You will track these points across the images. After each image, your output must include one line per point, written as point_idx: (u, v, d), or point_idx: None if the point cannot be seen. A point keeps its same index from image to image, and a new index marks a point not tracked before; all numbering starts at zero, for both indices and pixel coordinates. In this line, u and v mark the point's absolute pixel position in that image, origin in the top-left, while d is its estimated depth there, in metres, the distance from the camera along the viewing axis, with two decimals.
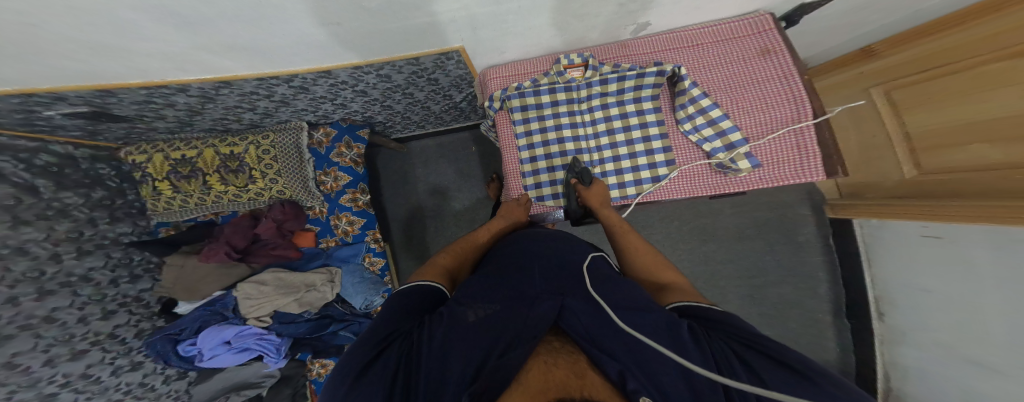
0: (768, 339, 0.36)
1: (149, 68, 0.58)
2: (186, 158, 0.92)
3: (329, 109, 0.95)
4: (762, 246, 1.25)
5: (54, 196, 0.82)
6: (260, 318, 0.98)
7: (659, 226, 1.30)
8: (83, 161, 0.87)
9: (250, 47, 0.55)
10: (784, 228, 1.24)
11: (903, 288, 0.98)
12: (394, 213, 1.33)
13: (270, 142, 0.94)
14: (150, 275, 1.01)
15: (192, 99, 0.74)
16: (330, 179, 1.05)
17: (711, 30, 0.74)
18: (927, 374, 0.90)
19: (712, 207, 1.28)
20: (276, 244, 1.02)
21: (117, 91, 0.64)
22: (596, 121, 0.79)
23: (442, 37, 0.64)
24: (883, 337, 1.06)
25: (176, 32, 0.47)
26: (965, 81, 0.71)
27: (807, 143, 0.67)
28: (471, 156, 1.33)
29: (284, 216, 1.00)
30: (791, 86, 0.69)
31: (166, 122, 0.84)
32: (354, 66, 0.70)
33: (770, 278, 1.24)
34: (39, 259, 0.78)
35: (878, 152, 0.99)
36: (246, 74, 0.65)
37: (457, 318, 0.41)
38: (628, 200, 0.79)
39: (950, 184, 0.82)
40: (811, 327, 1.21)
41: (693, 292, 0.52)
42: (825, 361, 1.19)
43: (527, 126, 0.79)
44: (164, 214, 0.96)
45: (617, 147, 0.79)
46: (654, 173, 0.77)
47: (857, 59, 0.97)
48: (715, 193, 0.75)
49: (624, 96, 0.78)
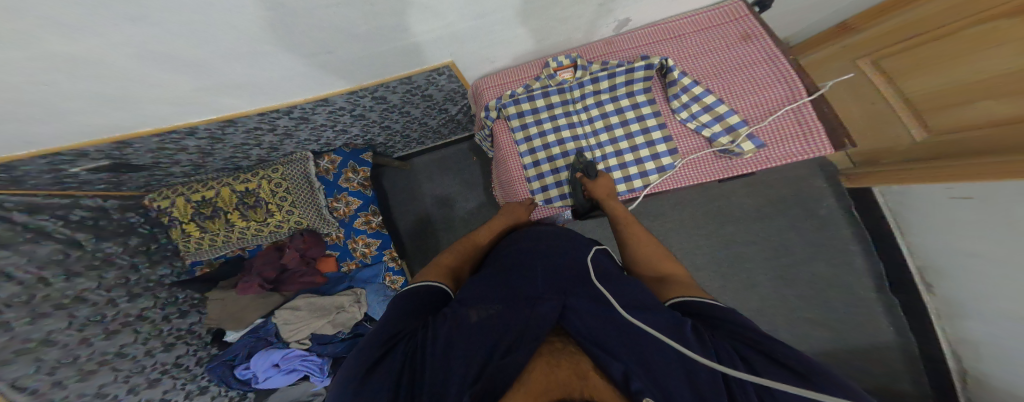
0: (773, 339, 0.35)
1: (174, 114, 0.64)
2: (206, 199, 1.01)
3: (330, 136, 1.00)
4: (784, 224, 1.19)
5: (96, 248, 0.88)
6: (301, 341, 1.02)
7: (673, 215, 1.26)
8: (113, 212, 0.94)
9: (255, 84, 0.60)
10: (805, 203, 1.18)
11: (947, 250, 0.91)
12: (406, 230, 1.36)
13: (280, 175, 1.02)
14: (196, 310, 1.09)
15: (202, 141, 0.80)
16: (343, 204, 1.11)
17: (691, 21, 0.76)
18: (1002, 342, 0.81)
19: (725, 189, 1.24)
20: (301, 271, 1.08)
21: (131, 141, 0.71)
22: (592, 119, 0.78)
23: (431, 55, 0.67)
24: (939, 311, 0.98)
25: (190, 76, 0.52)
26: (944, 46, 0.71)
27: (808, 118, 0.66)
28: (472, 165, 1.36)
29: (305, 245, 1.08)
30: (777, 67, 0.70)
31: (181, 166, 0.92)
32: (349, 91, 0.74)
33: (800, 256, 1.17)
34: (98, 304, 0.85)
35: (878, 119, 0.95)
36: (248, 111, 0.70)
37: (460, 319, 0.42)
38: (636, 192, 0.77)
39: (963, 144, 0.77)
40: (856, 306, 1.12)
41: (692, 285, 0.51)
42: (882, 342, 1.09)
43: (526, 132, 0.78)
44: (196, 253, 1.05)
45: (616, 142, 0.77)
46: (658, 164, 0.75)
47: (836, 35, 0.96)
48: (723, 177, 0.72)
49: (617, 91, 0.77)
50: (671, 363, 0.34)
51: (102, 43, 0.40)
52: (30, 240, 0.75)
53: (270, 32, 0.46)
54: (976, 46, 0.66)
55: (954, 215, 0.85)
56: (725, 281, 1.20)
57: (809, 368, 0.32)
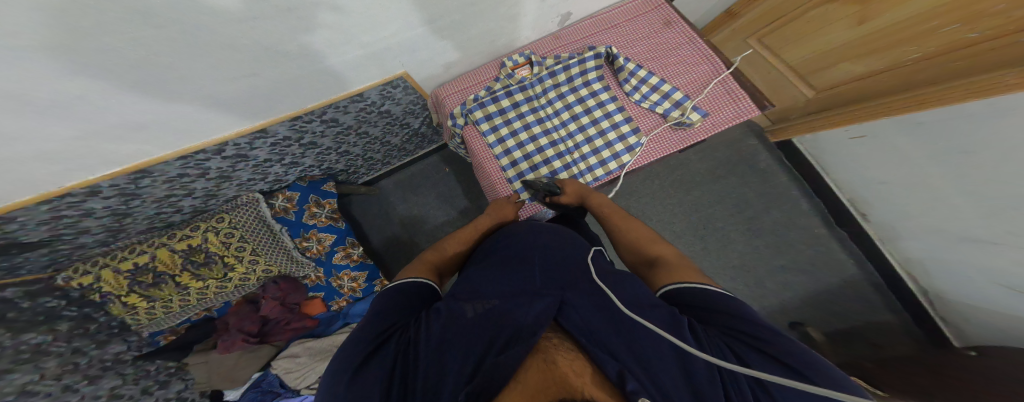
0: (765, 333, 0.39)
1: (93, 161, 0.58)
2: (142, 266, 0.85)
3: (279, 171, 0.97)
4: (738, 181, 1.29)
5: (17, 341, 0.70)
6: (311, 386, 1.02)
7: (644, 190, 1.32)
8: (20, 300, 0.71)
9: (177, 116, 0.57)
10: (748, 161, 1.30)
11: (865, 180, 1.05)
12: (388, 256, 1.34)
13: (228, 224, 0.93)
14: (178, 376, 1.03)
15: (113, 200, 0.71)
16: (314, 242, 1.08)
17: (620, 12, 0.83)
18: (942, 245, 0.94)
19: (681, 159, 1.33)
20: (288, 319, 1.08)
21: (15, 214, 0.60)
22: (558, 112, 0.80)
23: (382, 66, 0.68)
24: (881, 237, 1.12)
25: (105, 111, 0.48)
26: (798, 26, 0.91)
27: (732, 89, 0.75)
28: (446, 176, 1.38)
29: (282, 292, 1.06)
30: (699, 48, 0.79)
31: (94, 234, 0.78)
32: (292, 117, 0.74)
33: (758, 208, 1.27)
34: (53, 395, 0.74)
35: (773, 84, 1.12)
36: (164, 154, 0.66)
37: (456, 315, 0.45)
38: (612, 175, 0.78)
39: (838, 97, 0.98)
40: (816, 245, 1.23)
41: (683, 263, 0.55)
42: (845, 272, 1.20)
43: (498, 134, 0.78)
44: (152, 323, 0.93)
45: (585, 129, 0.79)
46: (626, 144, 0.78)
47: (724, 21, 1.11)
48: (682, 147, 0.77)
49: (574, 83, 0.81)
50: (668, 355, 0.39)
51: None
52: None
53: (169, 59, 0.44)
54: (819, 25, 0.86)
55: (857, 150, 1.02)
56: (705, 243, 1.27)
57: (798, 361, 0.36)
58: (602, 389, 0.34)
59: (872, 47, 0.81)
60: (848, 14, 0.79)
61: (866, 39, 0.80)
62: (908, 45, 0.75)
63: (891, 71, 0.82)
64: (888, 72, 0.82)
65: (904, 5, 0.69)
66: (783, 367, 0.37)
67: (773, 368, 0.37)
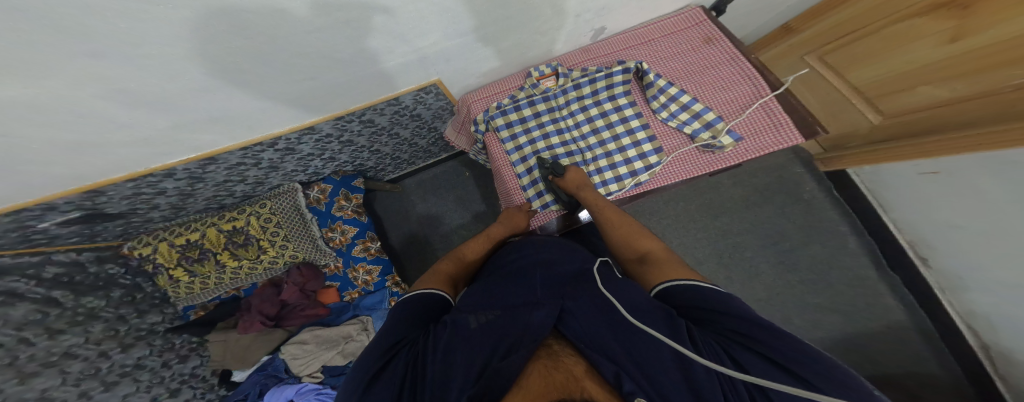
0: (765, 334, 0.36)
1: (137, 159, 0.61)
2: (192, 242, 0.93)
3: (318, 165, 1.01)
4: (774, 210, 1.21)
5: (76, 303, 0.80)
6: (313, 375, 1.04)
7: (667, 211, 1.26)
8: (90, 265, 0.83)
9: (238, 116, 0.60)
10: (785, 190, 1.22)
11: (930, 220, 0.95)
12: (405, 253, 1.35)
13: (268, 210, 0.98)
14: (197, 353, 1.06)
15: (182, 182, 0.76)
16: (338, 234, 1.11)
17: (658, 27, 0.81)
18: (1012, 312, 0.83)
19: (712, 182, 1.27)
20: (304, 305, 1.10)
21: (105, 189, 0.66)
22: (579, 124, 0.79)
23: (420, 73, 0.70)
24: (941, 286, 1.00)
25: (168, 117, 0.52)
26: (882, 41, 0.85)
27: (775, 112, 0.70)
28: (467, 180, 1.39)
29: (303, 278, 1.08)
30: (740, 66, 0.75)
31: (160, 210, 0.85)
32: (335, 117, 0.76)
33: (795, 242, 1.18)
34: (89, 359, 0.80)
35: (837, 107, 1.06)
36: (229, 145, 0.69)
37: (459, 327, 0.44)
38: (628, 191, 0.75)
39: (913, 125, 0.90)
40: (861, 287, 1.11)
41: (671, 259, 0.56)
42: (897, 324, 1.07)
43: (516, 141, 0.78)
44: (187, 298, 0.99)
45: (605, 144, 0.77)
46: (646, 162, 0.75)
47: (782, 35, 1.12)
48: (706, 172, 0.73)
49: (599, 96, 0.79)
50: (666, 360, 0.36)
51: (84, 93, 0.40)
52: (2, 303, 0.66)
53: (249, 65, 0.46)
54: (898, 43, 0.82)
55: (930, 188, 0.91)
56: (728, 273, 1.19)
57: (802, 367, 0.33)
58: (602, 392, 0.33)
59: (965, 69, 0.73)
60: (937, 31, 0.74)
61: (953, 62, 0.74)
62: (1012, 69, 0.66)
63: (979, 100, 0.74)
64: (976, 100, 0.75)
65: (1009, 21, 0.61)
66: (789, 375, 0.33)
67: (776, 375, 0.33)
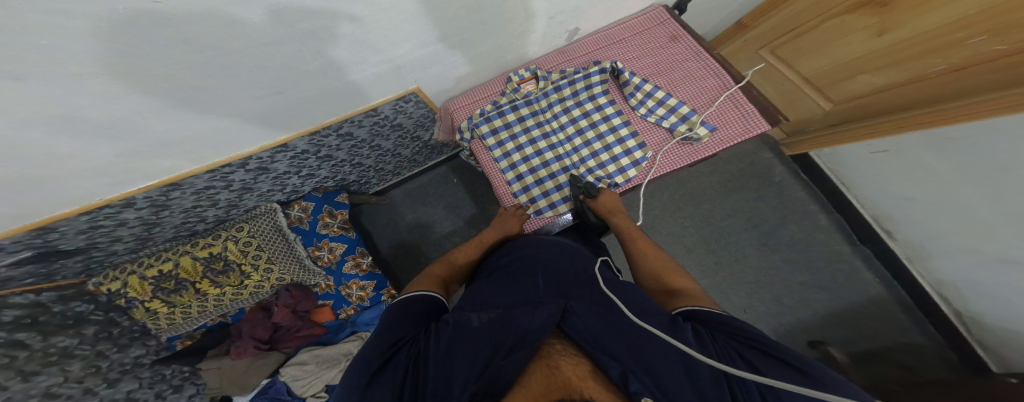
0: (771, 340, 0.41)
1: (99, 185, 0.60)
2: (166, 273, 0.90)
3: (295, 183, 1.00)
4: (752, 194, 1.26)
5: (46, 344, 0.75)
6: (317, 395, 1.04)
7: (651, 202, 1.30)
8: (53, 305, 0.77)
9: (198, 135, 0.58)
10: (761, 173, 1.27)
11: (886, 199, 1.03)
12: (398, 265, 1.35)
13: (246, 233, 0.96)
14: (191, 381, 1.06)
15: (144, 211, 0.75)
16: (326, 251, 1.10)
17: (628, 26, 0.84)
18: (975, 266, 0.89)
19: (692, 173, 1.31)
20: (298, 326, 1.09)
21: (56, 224, 0.64)
22: (563, 126, 0.81)
23: (396, 82, 0.70)
24: (908, 255, 1.07)
25: (122, 139, 0.50)
26: (816, 36, 0.90)
27: (743, 101, 0.74)
28: (454, 187, 1.39)
29: (295, 300, 1.07)
30: (707, 61, 0.79)
31: (124, 242, 0.82)
32: (310, 131, 0.76)
33: (774, 223, 1.23)
34: (74, 397, 0.79)
35: (790, 96, 1.10)
36: (194, 168, 0.68)
37: (463, 324, 0.45)
38: (622, 188, 0.78)
39: (858, 110, 0.96)
40: (838, 263, 1.17)
41: (702, 297, 0.56)
42: (874, 296, 1.13)
43: (503, 148, 0.79)
44: (170, 328, 0.96)
45: (590, 144, 0.79)
46: (632, 158, 0.77)
47: (734, 32, 1.15)
48: (688, 164, 0.76)
49: (579, 97, 0.81)
50: (671, 360, 0.38)
51: (32, 120, 0.39)
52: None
53: (208, 81, 0.46)
54: (834, 37, 0.86)
55: (879, 162, 0.98)
56: (717, 257, 1.23)
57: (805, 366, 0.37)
58: (605, 391, 0.35)
59: (895, 58, 0.78)
60: (869, 24, 0.77)
61: (889, 51, 0.78)
62: (934, 58, 0.72)
63: (915, 83, 0.79)
64: (912, 83, 0.80)
65: (931, 13, 0.66)
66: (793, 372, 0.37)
67: (783, 374, 0.37)
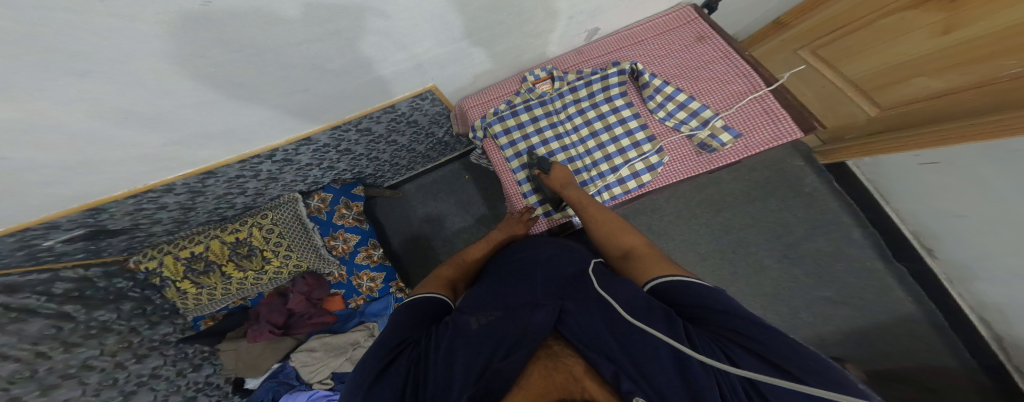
0: (759, 333, 0.36)
1: (133, 175, 0.62)
2: (196, 254, 0.94)
3: (317, 174, 1.02)
4: (776, 204, 1.20)
5: (89, 317, 0.81)
6: (323, 382, 1.05)
7: (668, 208, 1.26)
8: (98, 280, 0.84)
9: (231, 130, 0.60)
10: (787, 182, 1.21)
11: (932, 214, 0.95)
12: (408, 258, 1.36)
13: (270, 221, 0.99)
14: (210, 361, 1.08)
15: (182, 196, 0.78)
16: (340, 242, 1.12)
17: (650, 26, 0.81)
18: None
19: (712, 178, 1.26)
20: (311, 313, 1.12)
21: (107, 205, 0.67)
22: (576, 127, 0.79)
23: (417, 79, 0.71)
24: (949, 275, 0.99)
25: (159, 133, 0.52)
26: (874, 33, 0.84)
27: (772, 107, 0.70)
28: (467, 183, 1.39)
29: (309, 287, 1.10)
30: (734, 63, 0.75)
31: (163, 224, 0.86)
32: (331, 126, 0.77)
33: (799, 235, 1.17)
34: (106, 370, 0.82)
35: (831, 100, 1.05)
36: (226, 159, 0.70)
37: (462, 325, 0.45)
38: (632, 194, 0.75)
39: (910, 116, 0.89)
40: (868, 280, 1.10)
41: (657, 255, 0.55)
42: (907, 317, 1.06)
43: (515, 148, 0.78)
44: (196, 308, 1.00)
45: (604, 146, 0.77)
46: (647, 162, 0.74)
47: (774, 30, 1.12)
48: (706, 171, 0.73)
49: (596, 98, 0.79)
50: (663, 358, 0.36)
51: (78, 112, 0.41)
52: (17, 319, 0.67)
53: (243, 78, 0.47)
54: (892, 34, 0.81)
55: (925, 176, 0.92)
56: (734, 267, 1.18)
57: (796, 366, 0.32)
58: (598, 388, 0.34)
59: (956, 62, 0.73)
60: (931, 21, 0.72)
61: (949, 52, 0.73)
62: (1003, 60, 0.66)
63: (977, 89, 0.73)
64: (973, 90, 0.73)
65: (1002, 12, 0.61)
66: (783, 373, 0.33)
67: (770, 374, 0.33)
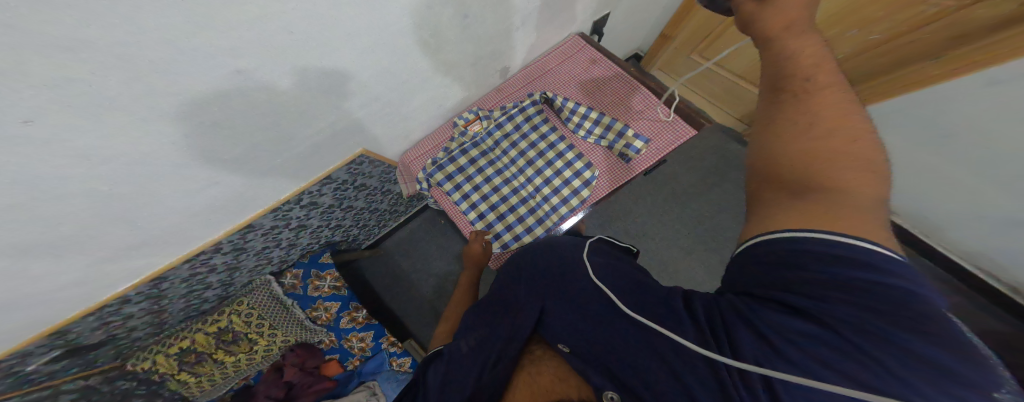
0: (823, 294, 0.26)
1: (72, 301, 0.59)
2: (185, 349, 0.92)
3: (281, 254, 1.00)
4: (731, 187, 1.28)
5: None
6: None
7: (637, 210, 1.29)
8: (102, 385, 0.81)
9: (166, 231, 0.59)
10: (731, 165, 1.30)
11: None
12: (403, 308, 1.36)
13: (248, 305, 0.98)
14: None
15: (145, 303, 0.75)
16: (322, 311, 1.09)
17: (554, 56, 0.87)
18: None
19: (667, 173, 1.32)
20: (309, 381, 1.04)
21: (68, 327, 0.63)
22: (513, 159, 0.82)
23: (341, 150, 0.73)
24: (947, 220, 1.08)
25: (86, 250, 0.50)
26: (738, 38, 1.03)
27: (666, 112, 0.75)
28: (443, 227, 1.41)
29: (300, 358, 1.05)
30: (626, 80, 0.80)
31: (142, 328, 0.83)
32: (271, 210, 0.76)
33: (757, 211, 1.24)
34: None
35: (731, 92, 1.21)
36: (170, 262, 0.69)
37: (454, 352, 0.46)
38: (578, 210, 0.77)
39: None
40: None
41: (873, 221, 0.28)
42: None
43: (461, 191, 0.81)
44: (203, 394, 0.97)
45: (542, 172, 0.80)
46: (582, 179, 0.78)
47: (664, 42, 1.29)
48: (635, 176, 0.76)
49: (523, 130, 0.83)
50: (655, 352, 0.33)
51: None
52: None
53: (150, 182, 0.46)
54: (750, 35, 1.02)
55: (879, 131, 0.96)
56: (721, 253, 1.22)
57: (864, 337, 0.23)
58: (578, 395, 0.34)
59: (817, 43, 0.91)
60: None
61: (812, 38, 0.93)
62: (863, 33, 0.88)
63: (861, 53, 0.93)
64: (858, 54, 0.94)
65: None
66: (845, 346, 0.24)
67: (816, 349, 0.25)
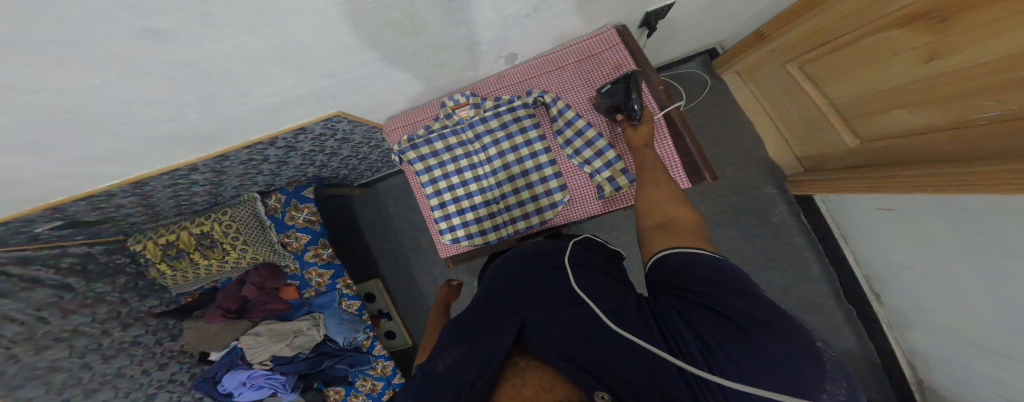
0: (723, 295, 0.33)
1: (35, 195, 0.56)
2: (170, 242, 0.92)
3: (266, 179, 0.97)
4: (736, 232, 1.17)
5: (87, 288, 0.82)
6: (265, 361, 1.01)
7: (628, 227, 1.22)
8: (100, 256, 0.85)
9: (132, 152, 0.55)
10: (755, 212, 1.15)
11: (885, 266, 0.93)
12: (379, 251, 1.37)
13: (229, 217, 0.95)
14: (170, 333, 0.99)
15: (135, 197, 0.75)
16: (293, 239, 1.07)
17: (573, 50, 0.70)
18: (960, 369, 0.82)
19: None
20: (266, 300, 1.07)
21: (63, 206, 0.65)
22: (490, 158, 0.73)
23: (311, 108, 0.63)
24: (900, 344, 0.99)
25: (42, 162, 0.46)
26: (858, 53, 0.76)
27: (669, 154, 0.64)
28: None
29: (261, 279, 1.05)
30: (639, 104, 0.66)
31: (138, 216, 0.84)
32: (243, 147, 0.70)
33: (754, 268, 1.15)
34: (94, 335, 0.82)
35: (814, 124, 0.97)
36: (148, 172, 0.66)
37: (428, 375, 0.39)
38: (533, 229, 0.73)
39: (888, 152, 0.81)
40: (818, 315, 1.10)
41: (699, 231, 0.46)
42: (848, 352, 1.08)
43: (431, 174, 0.74)
44: (178, 286, 0.98)
45: (514, 180, 0.72)
46: (551, 199, 0.71)
47: (751, 43, 1.01)
48: (606, 211, 0.70)
49: (509, 129, 0.72)
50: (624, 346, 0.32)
51: None
52: (26, 288, 0.71)
53: (96, 113, 0.40)
54: (872, 57, 0.73)
55: (899, 249, 0.86)
56: None
57: (756, 326, 0.30)
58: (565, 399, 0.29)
59: (935, 93, 0.65)
60: (912, 47, 0.65)
61: (931, 83, 0.65)
62: (980, 99, 0.59)
63: (953, 130, 0.65)
64: (950, 130, 0.66)
65: (982, 43, 0.53)
66: (740, 331, 0.30)
67: (727, 335, 0.30)
